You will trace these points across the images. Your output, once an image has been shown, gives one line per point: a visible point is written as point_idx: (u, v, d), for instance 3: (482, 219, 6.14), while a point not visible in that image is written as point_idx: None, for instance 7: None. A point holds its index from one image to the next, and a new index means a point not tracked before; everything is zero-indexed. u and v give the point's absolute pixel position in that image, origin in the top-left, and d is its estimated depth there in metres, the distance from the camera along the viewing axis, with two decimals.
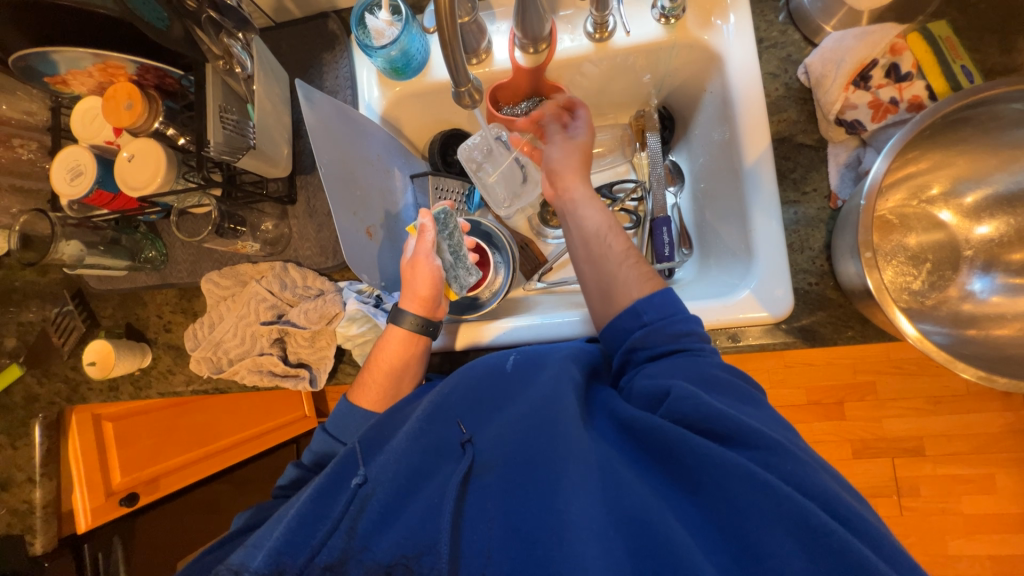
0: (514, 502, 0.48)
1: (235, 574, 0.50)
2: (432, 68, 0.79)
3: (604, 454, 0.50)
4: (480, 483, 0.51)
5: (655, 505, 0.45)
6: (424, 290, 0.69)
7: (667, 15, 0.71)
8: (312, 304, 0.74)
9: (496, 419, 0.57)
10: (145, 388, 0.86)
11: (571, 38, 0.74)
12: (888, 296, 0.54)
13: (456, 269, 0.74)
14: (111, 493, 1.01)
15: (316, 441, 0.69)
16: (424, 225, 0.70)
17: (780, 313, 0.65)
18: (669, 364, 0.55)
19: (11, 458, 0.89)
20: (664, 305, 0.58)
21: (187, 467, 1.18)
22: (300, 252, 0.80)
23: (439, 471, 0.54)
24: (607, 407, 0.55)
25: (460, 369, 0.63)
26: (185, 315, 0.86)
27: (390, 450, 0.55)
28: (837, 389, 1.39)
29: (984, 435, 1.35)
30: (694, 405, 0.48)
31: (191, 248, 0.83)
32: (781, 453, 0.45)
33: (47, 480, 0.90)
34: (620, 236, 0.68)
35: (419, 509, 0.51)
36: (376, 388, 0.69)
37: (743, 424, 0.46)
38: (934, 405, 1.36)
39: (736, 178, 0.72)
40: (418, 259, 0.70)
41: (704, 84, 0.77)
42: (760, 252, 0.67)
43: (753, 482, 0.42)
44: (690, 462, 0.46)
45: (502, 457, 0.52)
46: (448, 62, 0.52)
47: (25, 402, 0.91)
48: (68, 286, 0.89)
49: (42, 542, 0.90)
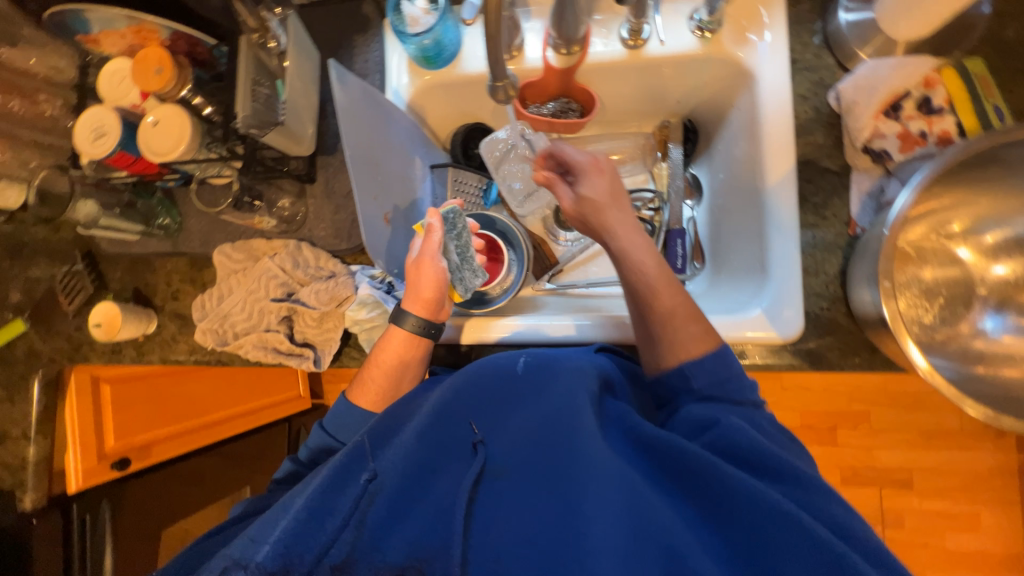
0: (532, 513, 0.49)
1: (240, 569, 0.48)
2: (464, 60, 0.78)
3: (626, 469, 0.50)
4: (494, 487, 0.52)
5: (675, 527, 0.46)
6: (428, 293, 0.69)
7: (703, 28, 0.70)
8: (323, 285, 0.74)
9: (509, 423, 0.57)
10: (148, 354, 0.86)
11: (604, 43, 0.74)
12: (902, 326, 0.54)
13: (462, 270, 0.73)
14: (104, 456, 1.01)
15: (313, 438, 0.69)
16: (432, 224, 0.70)
17: (790, 333, 0.65)
18: (705, 405, 0.58)
19: (7, 413, 0.90)
20: (718, 371, 0.60)
21: (179, 437, 1.18)
22: (314, 232, 0.80)
23: (448, 469, 0.55)
24: (622, 423, 0.56)
25: (468, 367, 0.62)
26: (193, 285, 0.85)
27: (401, 445, 0.55)
28: (831, 415, 1.40)
29: (974, 473, 1.35)
30: (716, 433, 0.53)
31: (206, 218, 0.83)
32: (799, 486, 0.49)
33: (42, 437, 0.91)
34: (677, 292, 0.65)
35: (431, 508, 0.52)
36: (376, 387, 0.69)
37: (758, 451, 0.51)
38: (926, 439, 1.36)
39: (757, 197, 0.72)
40: (424, 259, 0.70)
41: (731, 102, 0.78)
42: (774, 272, 0.67)
43: (778, 514, 0.45)
44: (714, 488, 0.48)
45: (517, 463, 0.53)
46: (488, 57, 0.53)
47: (26, 357, 0.91)
48: (79, 246, 0.89)
49: (32, 498, 0.90)
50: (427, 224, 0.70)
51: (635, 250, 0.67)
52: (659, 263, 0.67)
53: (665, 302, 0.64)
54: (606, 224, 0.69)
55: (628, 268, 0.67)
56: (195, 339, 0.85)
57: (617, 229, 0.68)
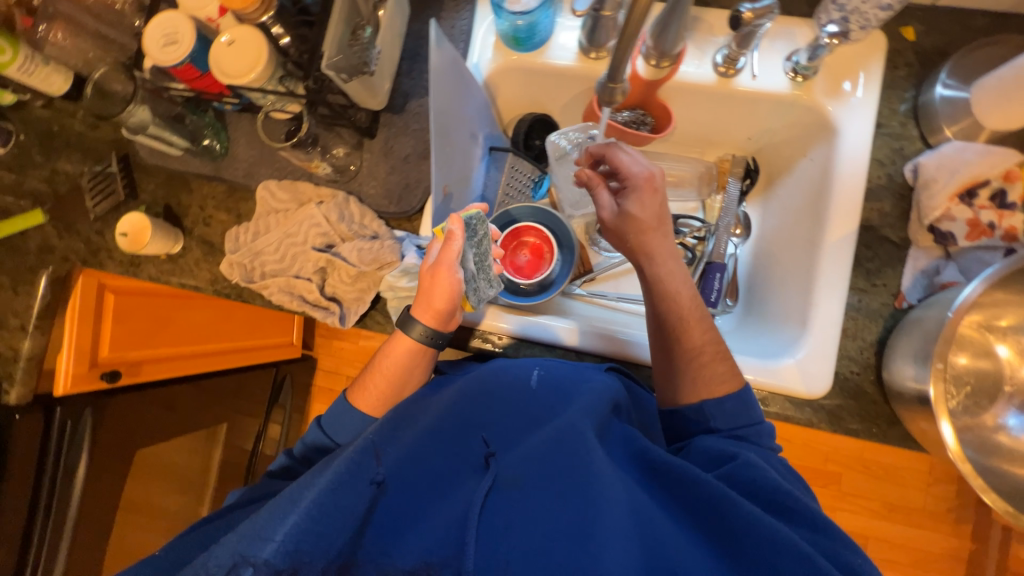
0: (545, 523, 0.47)
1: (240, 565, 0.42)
2: (551, 49, 0.77)
3: (638, 499, 0.51)
4: (508, 496, 0.50)
5: (690, 556, 0.46)
6: (440, 304, 0.65)
7: (798, 71, 0.70)
8: (368, 244, 0.73)
9: (521, 441, 0.57)
10: (166, 275, 0.83)
11: (697, 64, 0.73)
12: (943, 405, 0.54)
13: (477, 281, 0.70)
14: (95, 364, 0.97)
15: (310, 434, 0.69)
16: (453, 232, 0.64)
17: (817, 390, 0.66)
18: (717, 444, 0.60)
19: (9, 302, 0.87)
20: (733, 415, 0.62)
21: (170, 360, 1.15)
22: (364, 188, 0.79)
23: (459, 481, 0.53)
24: (636, 452, 0.57)
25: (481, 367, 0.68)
26: (227, 215, 0.83)
27: (417, 450, 0.56)
28: (805, 469, 1.42)
29: (926, 552, 1.39)
30: (735, 469, 0.54)
31: (255, 149, 0.81)
32: (814, 525, 0.49)
33: (38, 334, 0.87)
34: (708, 333, 0.68)
35: (441, 514, 0.50)
36: (378, 392, 0.69)
37: (778, 490, 0.51)
38: (889, 511, 1.40)
39: (811, 251, 0.72)
40: (440, 267, 0.65)
41: (804, 151, 0.77)
42: (815, 328, 0.68)
43: (791, 545, 0.45)
44: (727, 516, 0.48)
45: (529, 474, 0.52)
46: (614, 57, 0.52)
47: (38, 251, 0.87)
48: (116, 150, 0.86)
49: (18, 393, 0.87)
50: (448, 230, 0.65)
51: (672, 282, 0.69)
52: (694, 301, 0.69)
53: (695, 338, 0.66)
54: (649, 250, 0.70)
55: (661, 294, 0.70)
56: (219, 269, 0.83)
57: (664, 258, 0.70)
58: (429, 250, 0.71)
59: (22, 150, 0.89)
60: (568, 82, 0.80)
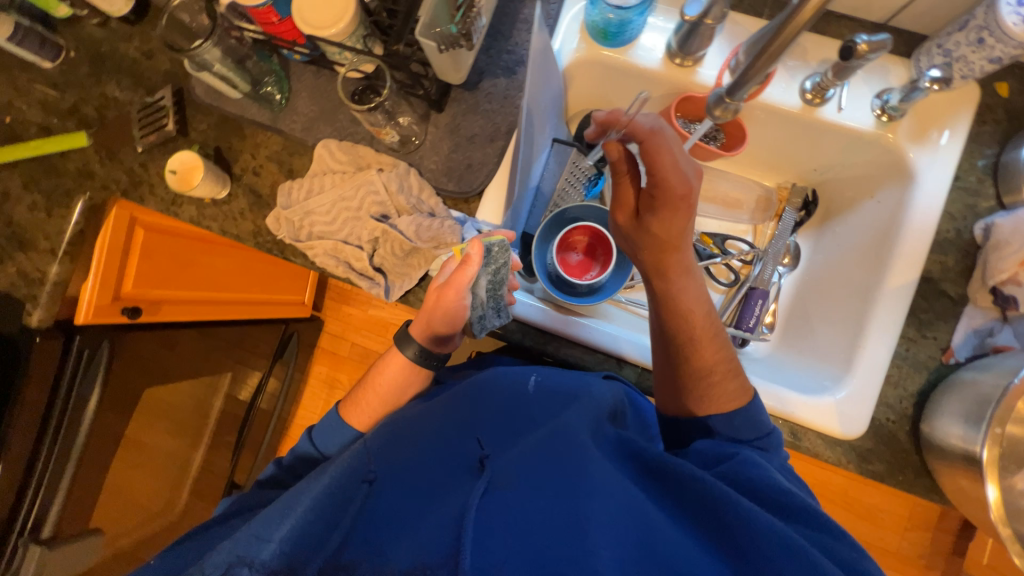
0: (539, 518, 0.46)
1: (243, 565, 0.46)
2: (637, 48, 0.75)
3: (635, 497, 0.50)
4: (503, 496, 0.47)
5: (686, 552, 0.46)
6: (440, 324, 0.69)
7: (886, 111, 0.69)
8: (428, 222, 0.72)
9: (517, 442, 0.56)
10: (207, 219, 0.81)
11: (785, 86, 0.72)
12: (993, 469, 0.55)
13: (485, 309, 0.71)
14: (117, 298, 0.96)
15: (300, 444, 0.72)
16: (470, 257, 0.64)
17: (853, 434, 0.67)
18: (716, 447, 0.60)
19: (41, 223, 0.85)
20: (743, 429, 0.62)
21: (188, 304, 1.14)
22: (424, 162, 0.77)
23: (451, 483, 0.51)
24: (634, 455, 0.57)
25: (475, 375, 0.69)
26: (278, 168, 0.80)
27: (409, 456, 0.57)
28: None
29: None
30: (731, 469, 0.55)
31: (317, 105, 0.79)
32: (810, 525, 0.49)
33: (67, 260, 0.86)
34: (719, 349, 0.67)
35: (432, 514, 0.48)
36: (369, 410, 0.73)
37: (776, 490, 0.51)
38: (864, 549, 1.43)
39: (867, 294, 0.72)
40: (449, 289, 0.65)
41: (872, 192, 0.76)
42: (861, 370, 0.68)
43: (786, 541, 0.45)
44: (724, 514, 0.48)
45: (523, 474, 0.50)
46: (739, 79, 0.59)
47: (76, 175, 0.85)
48: (170, 83, 0.83)
49: (40, 316, 0.85)
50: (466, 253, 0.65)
51: (683, 298, 0.67)
52: (703, 317, 0.67)
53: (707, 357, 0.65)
54: (666, 265, 0.66)
55: (670, 312, 0.67)
56: (263, 222, 0.80)
57: (676, 273, 0.67)
58: (443, 266, 0.71)
59: (71, 68, 0.86)
60: (646, 85, 0.78)
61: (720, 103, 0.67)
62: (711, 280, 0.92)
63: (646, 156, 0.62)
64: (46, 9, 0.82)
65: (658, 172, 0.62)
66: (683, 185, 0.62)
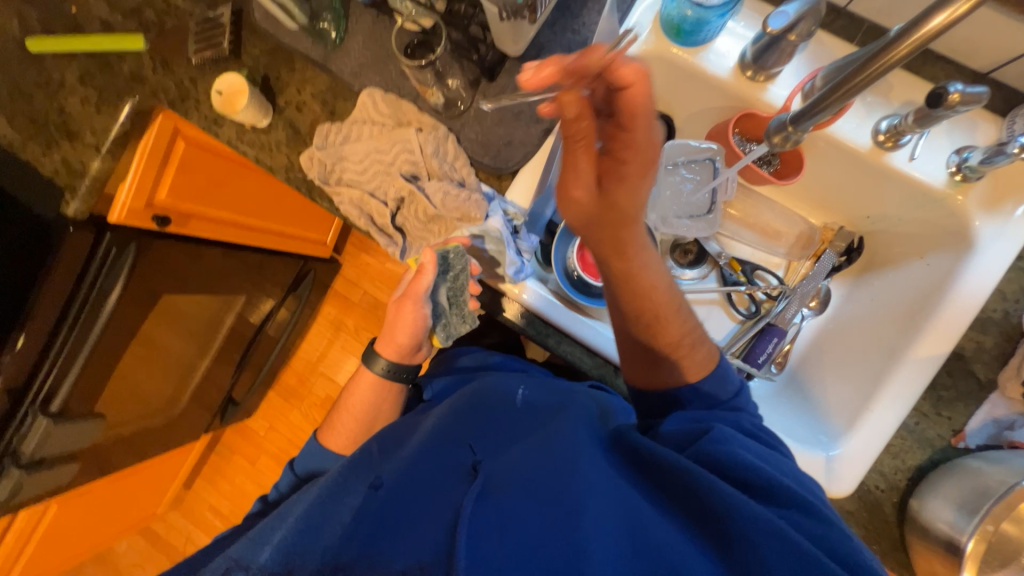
0: (535, 519, 0.51)
1: (244, 567, 0.56)
2: (708, 52, 0.70)
3: (623, 491, 0.54)
4: (498, 504, 0.52)
5: (678, 544, 0.49)
6: (404, 335, 0.80)
7: (962, 170, 0.64)
8: (454, 191, 0.71)
9: (509, 456, 0.62)
10: (245, 146, 0.81)
11: (857, 124, 0.67)
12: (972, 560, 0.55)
13: (449, 315, 0.79)
14: (150, 205, 0.99)
15: (283, 481, 0.82)
16: (423, 267, 0.72)
17: (841, 491, 0.65)
18: (682, 427, 0.62)
19: (90, 119, 0.87)
20: (715, 390, 0.65)
21: (215, 223, 1.17)
22: (464, 130, 0.75)
23: (450, 489, 0.58)
24: (622, 457, 0.60)
25: (471, 390, 0.79)
26: (321, 108, 0.80)
27: (413, 462, 0.64)
28: None
29: None
30: (717, 447, 0.56)
31: (370, 50, 0.77)
32: (780, 502, 0.51)
33: (109, 159, 0.88)
34: (682, 323, 0.68)
35: (434, 512, 0.55)
36: (345, 433, 0.83)
37: (756, 468, 0.53)
38: None
39: (889, 358, 0.68)
40: (408, 299, 0.77)
41: (923, 252, 0.72)
42: (862, 432, 0.65)
43: (770, 526, 0.47)
44: (708, 503, 0.50)
45: (513, 478, 0.56)
46: (808, 108, 0.56)
47: (130, 79, 0.86)
48: (232, 1, 0.82)
49: (75, 207, 0.88)
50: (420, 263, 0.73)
51: (640, 276, 0.65)
52: (658, 287, 0.66)
53: (674, 331, 0.66)
54: (625, 244, 0.63)
55: (625, 288, 0.66)
56: (297, 159, 0.80)
57: (633, 249, 0.63)
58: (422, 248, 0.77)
59: None
60: (709, 93, 0.74)
61: (781, 129, 0.63)
62: (729, 307, 0.89)
63: (622, 113, 0.52)
64: None
65: (637, 133, 0.53)
66: (650, 148, 0.55)
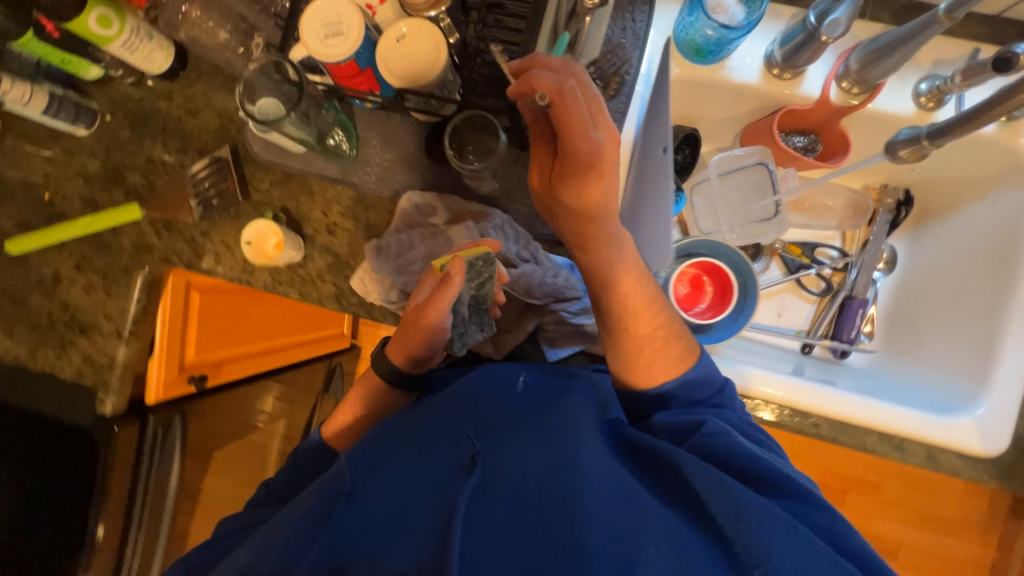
0: (530, 520, 0.45)
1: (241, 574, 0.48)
2: (731, 64, 0.70)
3: (617, 480, 0.49)
4: (499, 497, 0.47)
5: (683, 535, 0.44)
6: (421, 345, 0.65)
7: (1009, 111, 0.65)
8: (539, 275, 0.69)
9: (510, 443, 0.54)
10: (284, 285, 0.76)
11: (896, 94, 0.68)
12: None
13: (467, 324, 0.66)
14: (183, 368, 0.91)
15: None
16: (451, 278, 0.59)
17: (995, 450, 0.65)
18: (677, 416, 0.58)
19: (102, 305, 0.79)
20: (699, 390, 0.60)
21: (245, 360, 1.09)
22: (515, 205, 0.72)
23: (442, 483, 0.50)
24: (623, 439, 0.56)
25: (459, 381, 0.66)
26: (354, 223, 0.75)
27: (385, 462, 0.55)
28: (847, 478, 1.46)
29: (949, 558, 1.46)
30: (725, 441, 0.52)
31: (391, 152, 0.73)
32: (781, 489, 0.48)
33: (134, 341, 0.80)
34: (654, 316, 0.62)
35: (416, 513, 0.47)
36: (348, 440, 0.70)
37: (779, 471, 0.49)
38: (921, 518, 1.46)
39: (994, 304, 0.70)
40: (428, 309, 0.61)
41: (983, 193, 0.74)
42: (1000, 384, 0.67)
43: (781, 521, 0.43)
44: (703, 499, 0.46)
45: (520, 475, 0.49)
46: (949, 124, 0.58)
47: (133, 251, 0.79)
48: (225, 141, 0.77)
49: (113, 403, 0.79)
50: (445, 273, 0.60)
51: (605, 268, 0.61)
52: (638, 281, 0.61)
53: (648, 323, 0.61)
54: (593, 237, 0.59)
55: (599, 279, 0.62)
56: (344, 283, 0.75)
57: (600, 243, 0.60)
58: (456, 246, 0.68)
59: (109, 132, 0.79)
60: (740, 101, 0.74)
61: (912, 141, 0.64)
62: (800, 289, 0.89)
63: (555, 119, 0.53)
64: (75, 71, 0.74)
65: (569, 137, 0.53)
66: (589, 151, 0.54)
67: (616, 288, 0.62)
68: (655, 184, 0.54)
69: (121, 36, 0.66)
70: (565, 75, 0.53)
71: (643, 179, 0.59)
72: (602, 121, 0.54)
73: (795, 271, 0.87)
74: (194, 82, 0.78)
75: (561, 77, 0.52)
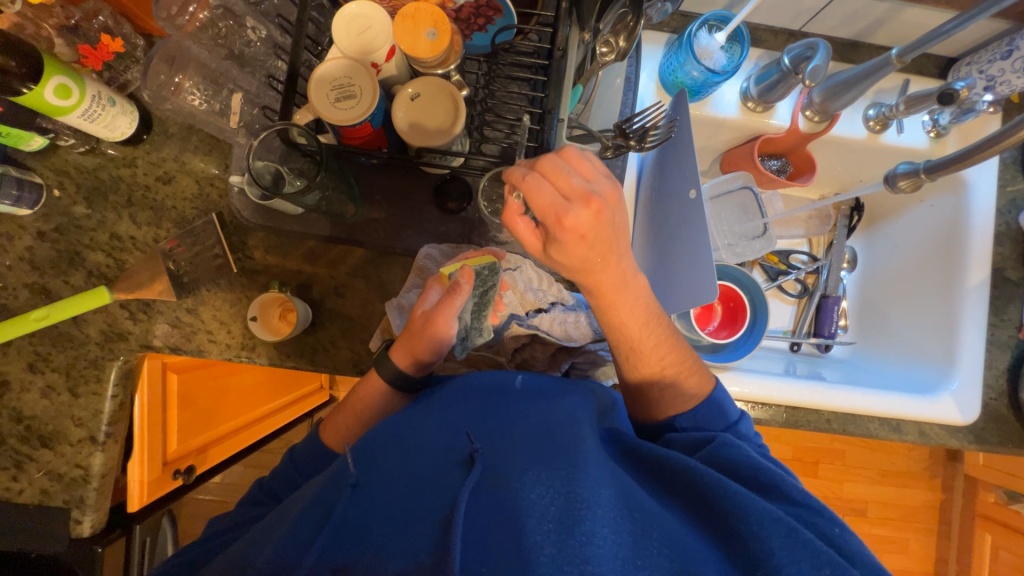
0: (538, 511, 0.39)
1: (237, 571, 0.43)
2: (713, 103, 0.76)
3: (622, 482, 0.43)
4: (500, 494, 0.41)
5: (685, 540, 0.39)
6: (424, 352, 0.60)
7: (939, 130, 0.77)
8: (571, 318, 0.69)
9: (512, 435, 0.49)
10: (294, 357, 0.70)
11: (849, 121, 0.78)
12: None
13: (468, 329, 0.64)
14: (167, 462, 0.81)
15: None
16: (459, 286, 0.57)
17: (972, 418, 0.75)
18: (693, 433, 0.54)
19: (69, 409, 0.68)
20: (709, 419, 0.56)
21: (229, 439, 0.97)
22: (530, 249, 0.74)
23: (442, 483, 0.44)
24: (628, 440, 0.51)
25: (455, 380, 0.60)
26: (366, 283, 0.72)
27: (388, 456, 0.48)
28: (817, 450, 1.58)
29: (909, 506, 1.61)
30: (737, 453, 0.47)
31: (397, 205, 0.72)
32: (788, 497, 0.43)
33: (112, 442, 0.69)
34: (669, 350, 0.57)
35: (414, 515, 0.41)
36: (348, 437, 0.62)
37: (781, 480, 0.44)
38: (882, 476, 1.59)
39: (949, 291, 0.81)
40: (435, 317, 0.58)
41: (920, 196, 0.86)
42: (964, 360, 0.77)
43: (793, 528, 0.38)
44: (714, 501, 0.41)
45: (522, 467, 0.44)
46: (944, 160, 0.65)
47: (104, 338, 0.69)
48: (207, 208, 0.71)
49: (92, 521, 0.68)
50: (455, 281, 0.58)
51: (615, 314, 0.55)
52: (652, 323, 0.56)
53: (656, 360, 0.57)
54: (601, 284, 0.52)
55: (612, 327, 0.57)
56: (361, 346, 0.71)
57: (611, 292, 0.53)
58: (452, 255, 0.68)
59: (59, 209, 0.69)
60: (720, 133, 0.80)
61: (911, 174, 0.71)
62: (780, 293, 0.94)
63: (535, 211, 0.46)
64: (15, 144, 0.64)
65: (530, 206, 0.47)
66: (551, 211, 0.46)
67: (628, 327, 0.56)
68: (687, 226, 0.59)
69: (82, 105, 0.59)
70: (527, 162, 0.48)
71: (666, 219, 0.63)
72: (576, 192, 0.46)
73: (775, 278, 0.92)
74: (162, 146, 0.71)
75: (528, 162, 0.47)
